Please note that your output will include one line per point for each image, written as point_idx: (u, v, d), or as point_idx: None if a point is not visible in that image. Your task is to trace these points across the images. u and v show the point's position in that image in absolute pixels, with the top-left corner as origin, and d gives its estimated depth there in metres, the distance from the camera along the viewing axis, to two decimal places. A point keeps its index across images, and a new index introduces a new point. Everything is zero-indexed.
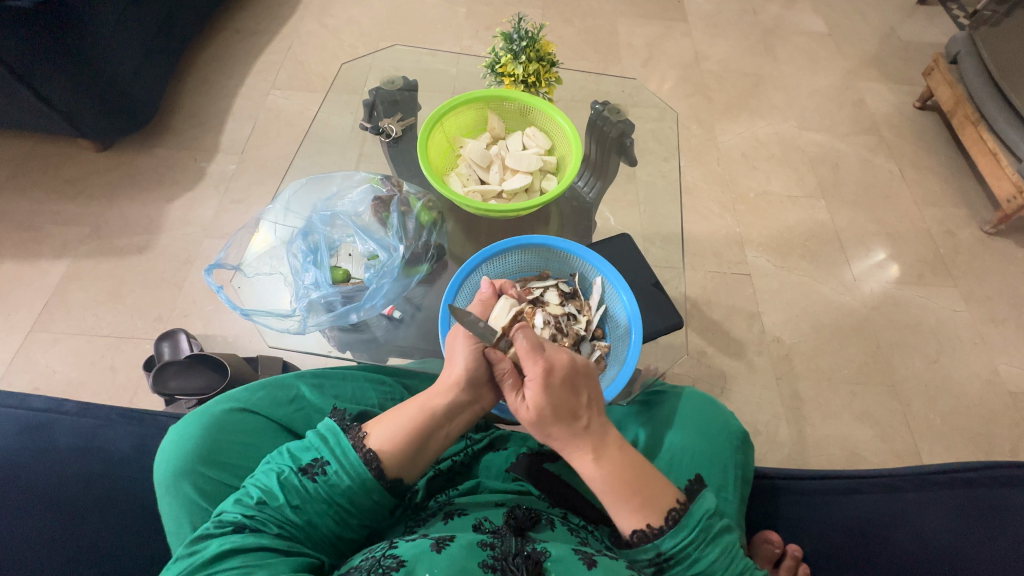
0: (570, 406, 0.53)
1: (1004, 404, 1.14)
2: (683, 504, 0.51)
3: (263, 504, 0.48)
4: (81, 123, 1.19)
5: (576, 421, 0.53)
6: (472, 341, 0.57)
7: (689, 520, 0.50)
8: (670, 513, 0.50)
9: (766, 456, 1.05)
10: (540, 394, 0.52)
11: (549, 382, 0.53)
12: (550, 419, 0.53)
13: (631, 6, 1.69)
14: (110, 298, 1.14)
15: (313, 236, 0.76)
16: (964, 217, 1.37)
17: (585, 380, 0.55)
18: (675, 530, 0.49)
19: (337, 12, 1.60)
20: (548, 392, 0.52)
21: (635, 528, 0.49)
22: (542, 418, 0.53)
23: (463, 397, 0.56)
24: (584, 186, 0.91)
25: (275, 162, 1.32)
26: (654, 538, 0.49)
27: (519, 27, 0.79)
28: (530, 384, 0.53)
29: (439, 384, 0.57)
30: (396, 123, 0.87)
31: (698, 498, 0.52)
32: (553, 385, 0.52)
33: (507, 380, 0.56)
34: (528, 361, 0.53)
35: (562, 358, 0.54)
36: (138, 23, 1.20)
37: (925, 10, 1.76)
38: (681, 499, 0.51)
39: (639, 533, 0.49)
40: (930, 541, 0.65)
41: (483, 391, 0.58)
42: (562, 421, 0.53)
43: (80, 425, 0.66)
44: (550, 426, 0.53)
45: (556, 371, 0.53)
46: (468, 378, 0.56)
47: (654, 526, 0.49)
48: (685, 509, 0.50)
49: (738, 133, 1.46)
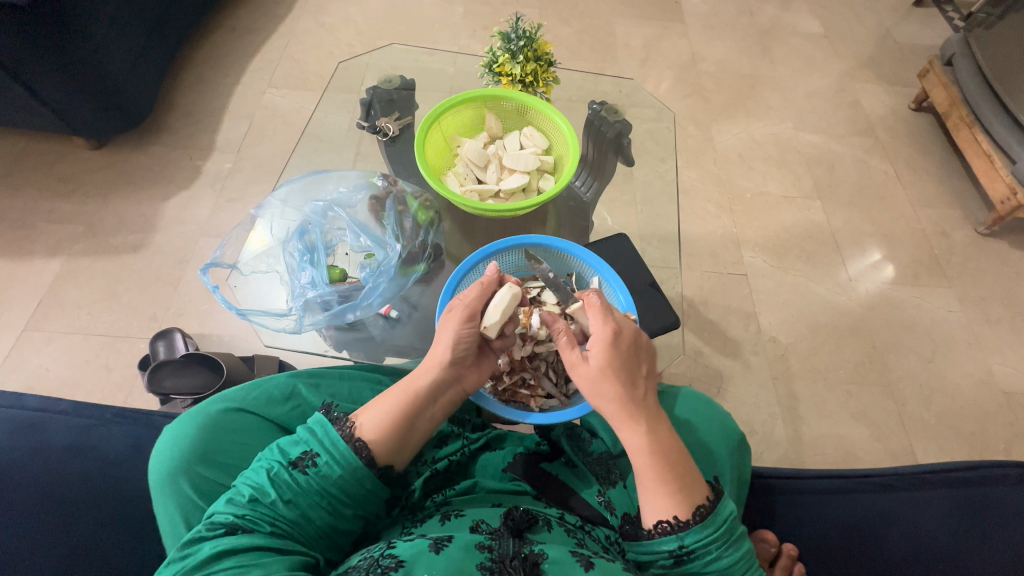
0: (632, 370, 0.55)
1: (998, 404, 1.15)
2: (711, 503, 0.50)
3: (255, 501, 0.47)
4: (76, 120, 1.18)
5: (634, 387, 0.55)
6: (465, 325, 0.58)
7: (716, 518, 0.49)
8: (699, 509, 0.49)
9: (762, 456, 1.05)
10: (605, 351, 0.55)
11: (616, 344, 0.55)
12: (611, 378, 0.54)
13: (628, 7, 1.69)
14: (105, 297, 1.13)
15: (309, 235, 0.76)
16: (958, 218, 1.38)
17: (646, 352, 0.58)
18: (701, 526, 0.49)
19: (333, 11, 1.60)
20: (614, 353, 0.55)
21: (662, 519, 0.50)
22: (601, 376, 0.54)
23: (445, 379, 0.57)
24: (581, 186, 0.90)
25: (271, 160, 1.32)
26: (679, 531, 0.49)
27: (517, 27, 0.80)
28: (598, 340, 0.55)
29: (421, 367, 0.58)
30: (393, 122, 0.87)
31: (724, 498, 0.51)
32: (620, 346, 0.55)
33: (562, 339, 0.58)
34: (601, 320, 0.56)
35: (628, 325, 0.57)
36: (134, 20, 1.19)
37: (920, 13, 1.77)
38: (711, 496, 0.51)
39: (664, 524, 0.49)
40: (924, 540, 0.65)
41: (464, 372, 0.59)
42: (621, 382, 0.54)
43: (74, 424, 0.66)
44: (607, 385, 0.54)
45: (624, 336, 0.56)
46: (451, 360, 0.57)
47: (681, 519, 0.49)
48: (713, 508, 0.50)
49: (735, 133, 1.46)
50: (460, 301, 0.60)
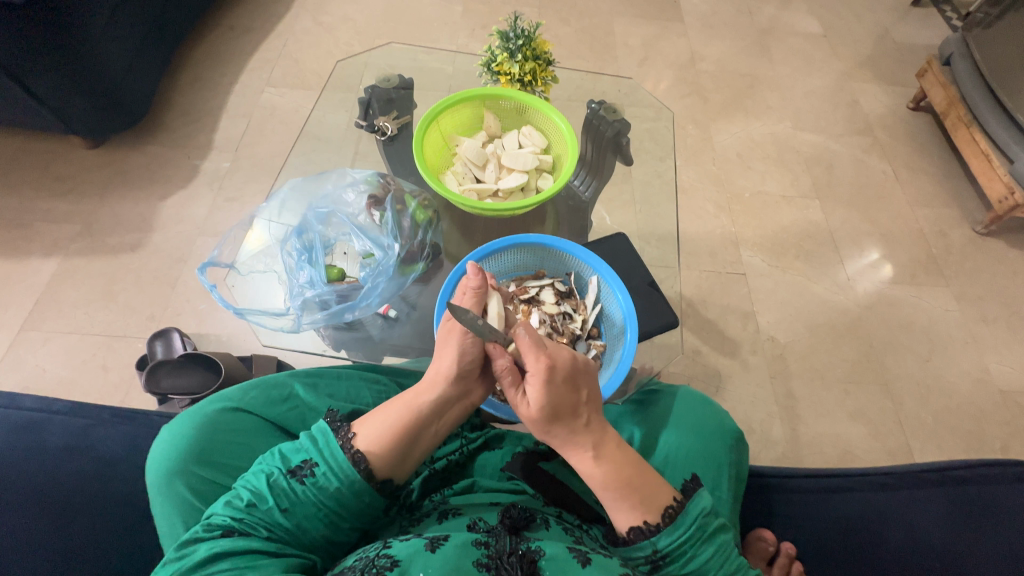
0: (572, 403, 0.53)
1: (995, 403, 1.15)
2: (679, 503, 0.51)
3: (253, 507, 0.48)
4: (73, 119, 1.18)
5: (576, 419, 0.53)
6: (469, 337, 0.57)
7: (685, 519, 0.50)
8: (668, 510, 0.50)
9: (759, 455, 1.06)
10: (542, 389, 0.52)
11: (552, 378, 0.52)
12: (551, 415, 0.52)
13: (627, 6, 1.69)
14: (102, 297, 1.13)
15: (307, 235, 0.75)
16: (956, 218, 1.38)
17: (584, 377, 0.55)
18: (671, 527, 0.49)
19: (332, 10, 1.59)
20: (550, 390, 0.52)
21: (634, 524, 0.50)
22: (543, 415, 0.52)
23: (449, 394, 0.57)
24: (580, 185, 0.90)
25: (269, 159, 1.32)
26: (650, 534, 0.49)
27: (515, 25, 0.79)
28: (532, 380, 0.52)
29: (425, 380, 0.57)
30: (391, 121, 0.87)
31: (694, 496, 0.52)
32: (555, 381, 0.52)
33: (507, 376, 0.55)
34: (532, 355, 0.53)
35: (563, 354, 0.54)
36: (131, 19, 1.19)
37: (918, 12, 1.78)
38: (679, 497, 0.52)
39: (636, 530, 0.50)
40: (920, 539, 0.66)
41: (469, 388, 0.59)
42: (563, 418, 0.52)
43: (71, 425, 0.66)
44: (550, 423, 0.53)
45: (558, 368, 0.53)
46: (457, 374, 0.57)
47: (651, 523, 0.50)
48: (681, 507, 0.50)
49: (734, 133, 1.47)
50: (459, 310, 0.59)
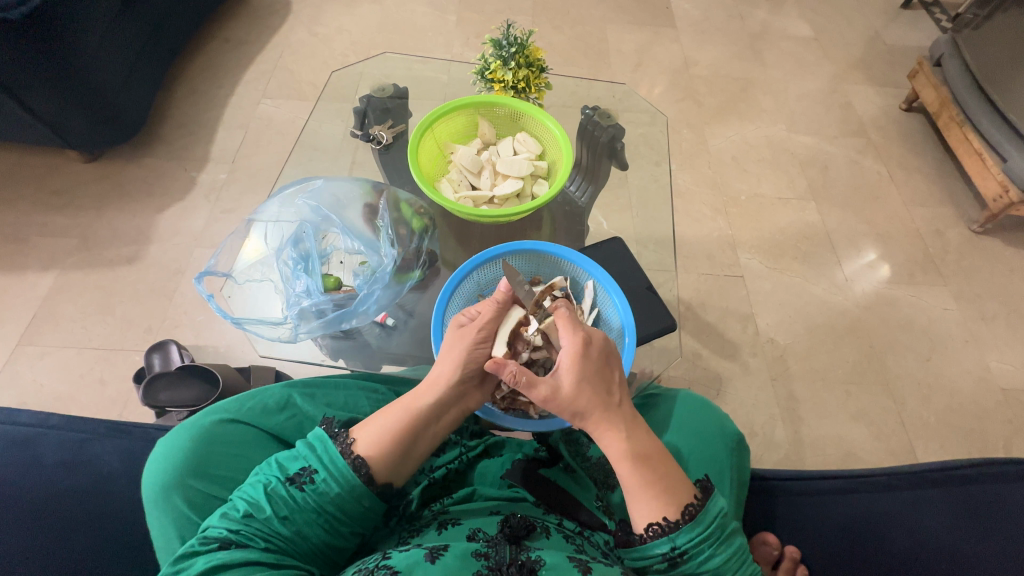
0: (606, 380, 0.55)
1: (997, 401, 1.15)
2: (700, 501, 0.50)
3: (250, 517, 0.47)
4: (70, 134, 1.18)
5: (609, 397, 0.55)
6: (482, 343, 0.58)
7: (704, 517, 0.49)
8: (689, 508, 0.49)
9: (762, 458, 1.05)
10: (579, 363, 0.54)
11: (587, 353, 0.55)
12: (587, 390, 0.53)
13: (620, 13, 1.70)
14: (99, 310, 1.12)
15: (303, 244, 0.74)
16: (952, 216, 1.38)
17: (615, 357, 0.58)
18: (691, 525, 0.49)
19: (327, 22, 1.61)
20: (587, 364, 0.54)
21: (652, 522, 0.49)
22: (577, 394, 0.53)
23: (447, 397, 0.57)
24: (576, 191, 0.92)
25: (266, 170, 1.32)
26: (669, 532, 0.48)
27: (508, 33, 0.80)
28: (569, 355, 0.54)
29: (424, 383, 0.57)
30: (386, 130, 0.88)
31: (713, 495, 0.51)
32: (591, 354, 0.55)
33: (520, 378, 0.53)
34: (569, 330, 0.56)
35: (597, 333, 0.57)
36: (126, 32, 1.20)
37: (907, 14, 1.79)
38: (699, 494, 0.51)
39: (654, 527, 0.49)
40: (928, 540, 0.65)
41: (470, 391, 0.59)
42: (598, 394, 0.54)
43: (67, 439, 0.65)
44: (585, 399, 0.53)
45: (594, 343, 0.56)
46: (458, 377, 0.57)
47: (671, 520, 0.49)
48: (702, 506, 0.50)
49: (728, 136, 1.47)
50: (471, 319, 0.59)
